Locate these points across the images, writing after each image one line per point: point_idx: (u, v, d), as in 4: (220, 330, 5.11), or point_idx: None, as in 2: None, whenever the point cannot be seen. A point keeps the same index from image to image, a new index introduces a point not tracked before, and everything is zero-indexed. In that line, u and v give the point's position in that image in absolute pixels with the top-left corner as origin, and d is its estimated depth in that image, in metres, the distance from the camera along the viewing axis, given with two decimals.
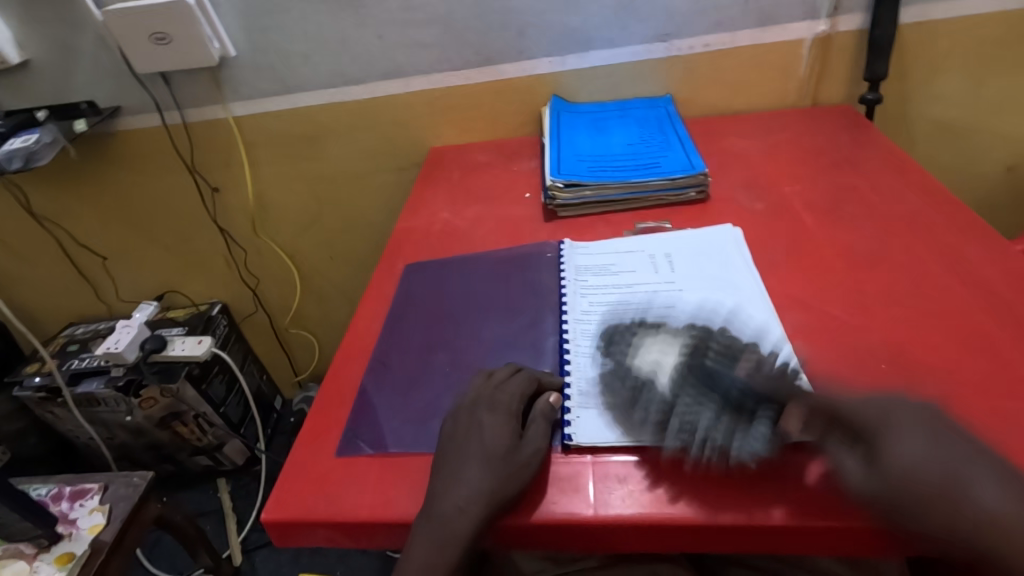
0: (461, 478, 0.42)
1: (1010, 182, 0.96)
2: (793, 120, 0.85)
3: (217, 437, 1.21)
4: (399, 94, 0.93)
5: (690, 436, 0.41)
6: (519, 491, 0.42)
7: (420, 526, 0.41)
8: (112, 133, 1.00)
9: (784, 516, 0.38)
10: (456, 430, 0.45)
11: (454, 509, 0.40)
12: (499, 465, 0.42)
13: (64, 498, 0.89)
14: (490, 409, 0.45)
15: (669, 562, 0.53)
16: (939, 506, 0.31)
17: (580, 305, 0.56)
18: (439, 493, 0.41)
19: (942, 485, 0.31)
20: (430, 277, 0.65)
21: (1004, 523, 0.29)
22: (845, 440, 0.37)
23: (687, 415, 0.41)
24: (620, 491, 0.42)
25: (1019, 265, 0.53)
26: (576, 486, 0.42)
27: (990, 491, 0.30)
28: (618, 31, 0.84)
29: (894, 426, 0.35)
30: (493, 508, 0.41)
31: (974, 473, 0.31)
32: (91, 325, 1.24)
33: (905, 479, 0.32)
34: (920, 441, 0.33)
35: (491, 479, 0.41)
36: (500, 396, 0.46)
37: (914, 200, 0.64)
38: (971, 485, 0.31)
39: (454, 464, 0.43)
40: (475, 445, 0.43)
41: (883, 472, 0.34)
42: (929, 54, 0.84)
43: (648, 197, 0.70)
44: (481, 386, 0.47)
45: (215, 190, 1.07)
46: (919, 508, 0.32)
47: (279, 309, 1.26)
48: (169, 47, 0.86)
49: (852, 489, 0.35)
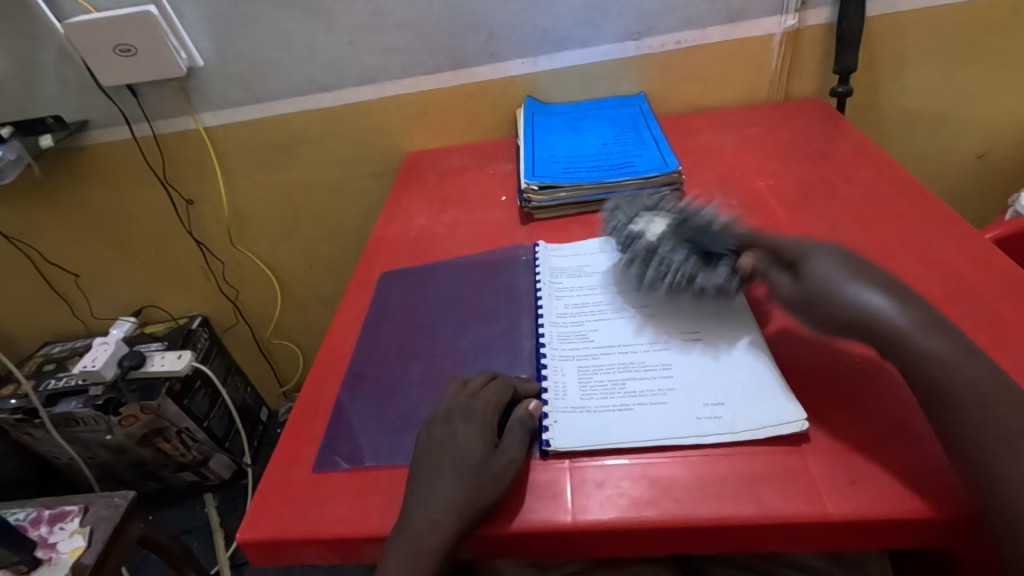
0: (436, 487, 0.41)
1: (981, 170, 0.97)
2: (765, 115, 0.85)
3: (201, 452, 1.20)
4: (372, 100, 0.92)
5: (663, 271, 0.52)
6: (497, 500, 0.41)
7: (394, 536, 0.41)
8: (80, 148, 0.99)
9: (759, 514, 0.38)
10: (430, 438, 0.45)
11: (429, 518, 0.40)
12: (474, 474, 0.42)
13: (43, 522, 0.87)
14: (464, 418, 0.45)
15: (654, 563, 0.53)
16: (837, 299, 0.42)
17: (556, 308, 0.56)
18: (415, 502, 0.41)
19: (836, 291, 0.43)
20: (406, 285, 0.65)
21: (882, 314, 0.41)
22: (781, 265, 0.48)
23: (665, 267, 0.52)
24: (599, 495, 0.41)
25: (987, 253, 0.53)
26: (554, 492, 0.42)
27: (876, 296, 0.42)
28: (589, 30, 0.84)
29: (819, 253, 0.45)
30: (469, 518, 0.40)
31: (864, 284, 0.42)
32: (68, 343, 1.22)
33: (820, 284, 0.44)
34: (840, 264, 0.44)
35: (466, 491, 0.41)
36: (474, 405, 0.46)
37: (885, 191, 0.64)
38: (862, 293, 0.42)
39: (428, 474, 0.42)
40: (449, 456, 0.43)
41: (803, 281, 0.45)
42: (896, 45, 0.85)
43: (623, 196, 0.70)
44: (456, 395, 0.47)
45: (189, 202, 1.05)
46: (826, 303, 0.43)
47: (259, 320, 1.25)
48: (134, 59, 0.85)
49: (784, 299, 0.46)
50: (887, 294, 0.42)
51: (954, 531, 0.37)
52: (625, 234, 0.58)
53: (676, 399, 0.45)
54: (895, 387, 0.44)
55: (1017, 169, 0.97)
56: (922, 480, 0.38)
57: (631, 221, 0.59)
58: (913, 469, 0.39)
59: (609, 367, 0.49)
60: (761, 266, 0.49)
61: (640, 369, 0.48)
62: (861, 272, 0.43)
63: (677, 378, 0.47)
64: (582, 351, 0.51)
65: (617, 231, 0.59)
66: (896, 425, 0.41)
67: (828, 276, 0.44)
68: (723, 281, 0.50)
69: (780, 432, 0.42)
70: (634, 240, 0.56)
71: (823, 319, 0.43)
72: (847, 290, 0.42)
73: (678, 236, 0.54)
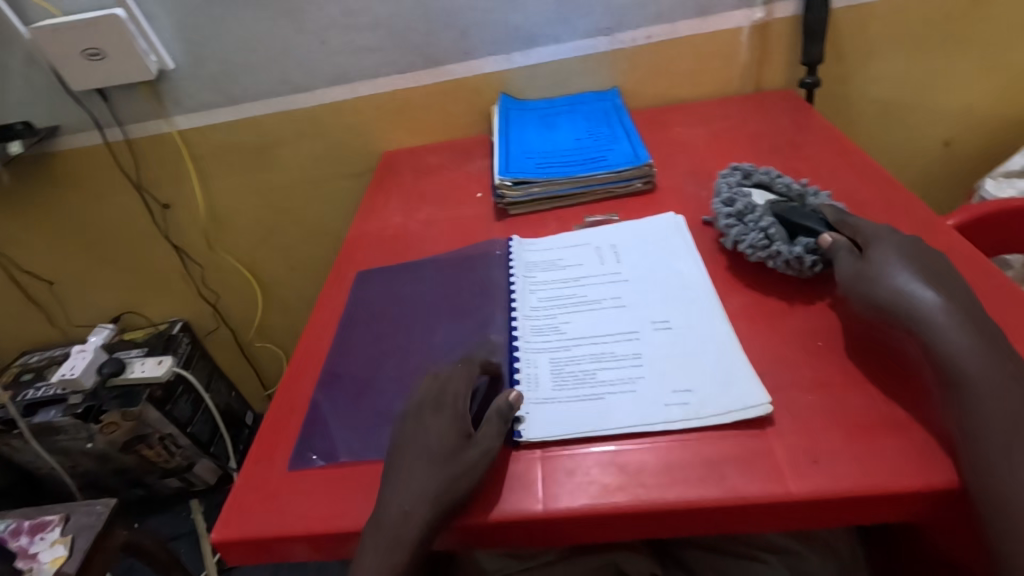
0: (409, 476, 0.42)
1: (948, 157, 1.00)
2: (737, 107, 0.86)
3: (185, 457, 1.19)
4: (346, 100, 0.91)
5: (747, 231, 0.55)
6: (469, 491, 0.42)
7: (367, 529, 0.41)
8: (51, 153, 0.97)
9: (724, 497, 0.39)
10: (403, 429, 0.45)
11: (402, 507, 0.41)
12: (448, 462, 0.42)
13: (24, 533, 0.87)
14: (436, 408, 0.45)
15: (631, 550, 0.54)
16: (888, 291, 0.44)
17: (529, 302, 0.57)
18: (389, 492, 0.42)
19: (890, 287, 0.44)
20: (381, 283, 0.65)
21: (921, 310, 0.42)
22: (853, 250, 0.50)
23: (749, 226, 0.55)
24: (570, 483, 0.42)
25: (947, 239, 0.55)
26: (525, 482, 0.43)
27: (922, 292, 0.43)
28: (560, 26, 0.85)
29: (881, 248, 0.47)
30: (443, 506, 0.41)
31: (912, 280, 0.44)
32: (46, 352, 1.20)
33: (866, 276, 0.46)
34: (898, 261, 0.46)
35: (438, 482, 0.41)
36: (446, 396, 0.46)
37: (851, 179, 0.66)
38: (914, 288, 0.43)
39: (402, 464, 0.43)
40: (420, 447, 0.43)
41: (860, 270, 0.47)
42: (862, 36, 0.86)
43: (596, 190, 0.71)
44: (427, 388, 0.47)
45: (164, 207, 1.05)
46: (872, 286, 0.45)
47: (241, 324, 1.24)
48: (103, 63, 0.84)
49: (840, 274, 0.48)
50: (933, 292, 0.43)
51: (912, 507, 0.38)
52: (732, 190, 0.60)
53: (645, 387, 0.46)
54: (857, 371, 0.45)
55: (982, 156, 0.99)
56: (882, 458, 0.39)
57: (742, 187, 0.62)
58: (872, 448, 0.40)
59: (581, 358, 0.50)
60: (835, 246, 0.51)
61: (610, 359, 0.49)
62: (918, 270, 0.45)
63: (646, 366, 0.48)
64: (555, 343, 0.52)
65: (722, 186, 0.62)
66: (857, 407, 0.42)
67: (887, 260, 0.46)
68: (795, 253, 0.52)
69: (745, 417, 0.43)
70: (734, 198, 0.59)
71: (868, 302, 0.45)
72: (898, 281, 0.44)
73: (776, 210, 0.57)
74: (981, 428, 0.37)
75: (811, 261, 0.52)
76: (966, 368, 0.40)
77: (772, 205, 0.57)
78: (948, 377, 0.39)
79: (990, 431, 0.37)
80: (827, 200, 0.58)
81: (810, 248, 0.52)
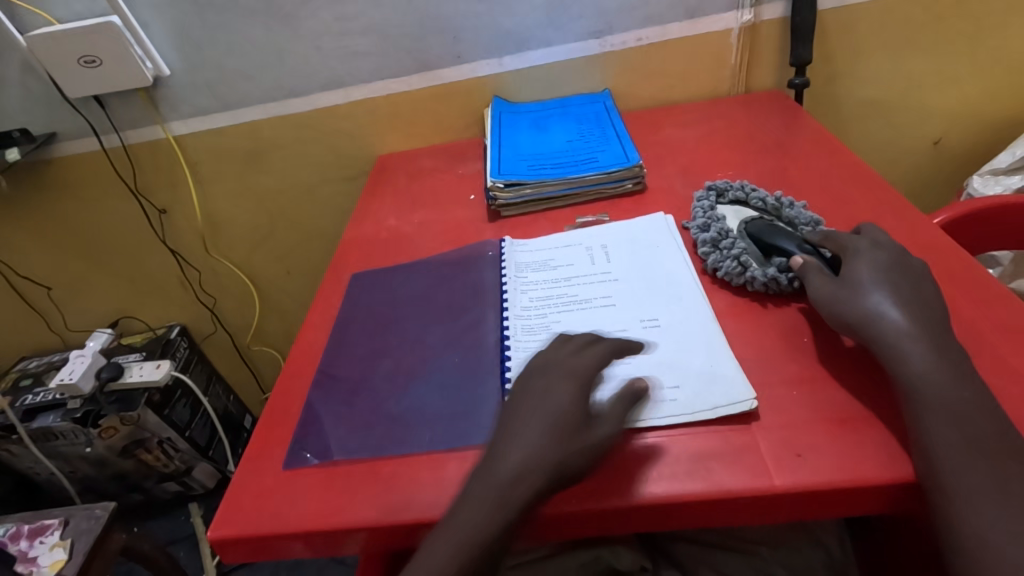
0: (530, 437, 0.41)
1: (937, 156, 1.01)
2: (727, 108, 0.87)
3: (184, 461, 1.20)
4: (340, 105, 0.92)
5: (721, 256, 0.56)
6: (588, 465, 0.40)
7: (467, 486, 0.40)
8: (49, 160, 0.98)
9: (709, 490, 0.40)
10: (525, 391, 0.44)
11: (516, 468, 0.40)
12: (571, 432, 0.41)
13: (24, 537, 0.88)
14: (563, 374, 0.44)
15: (622, 543, 0.55)
16: (855, 315, 0.45)
17: (521, 301, 0.58)
18: (503, 451, 0.41)
19: (859, 310, 0.45)
20: (375, 284, 0.66)
21: (885, 327, 0.43)
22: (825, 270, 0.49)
23: (722, 252, 0.56)
24: (654, 475, 0.42)
25: (930, 235, 0.56)
26: (608, 474, 0.42)
27: (890, 308, 0.44)
28: (551, 30, 0.86)
29: (858, 264, 0.48)
30: (557, 477, 0.39)
31: (880, 296, 0.44)
32: (44, 358, 1.21)
33: (834, 304, 0.46)
34: (874, 280, 0.46)
35: (560, 448, 0.40)
36: (575, 362, 0.45)
37: (838, 178, 0.67)
38: (881, 310, 0.44)
39: (522, 425, 0.42)
40: (542, 407, 0.42)
41: (832, 298, 0.47)
42: (849, 38, 0.88)
43: (587, 191, 0.72)
44: (556, 354, 0.46)
45: (161, 212, 1.05)
46: (844, 309, 0.45)
47: (239, 328, 1.25)
48: (99, 70, 0.85)
49: (813, 298, 0.48)
50: (898, 305, 0.44)
51: (890, 499, 0.39)
52: (705, 214, 0.62)
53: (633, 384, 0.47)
54: (840, 367, 0.46)
55: (971, 155, 1.01)
56: (862, 452, 0.40)
57: (717, 209, 0.63)
58: (853, 442, 0.41)
59: None
60: (806, 267, 0.50)
61: None
62: (891, 289, 0.45)
63: (635, 364, 0.49)
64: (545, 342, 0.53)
65: (698, 211, 0.63)
66: (839, 402, 0.43)
67: (862, 280, 0.46)
68: (767, 275, 0.52)
69: (730, 413, 0.44)
70: (709, 223, 0.60)
71: (839, 320, 0.46)
72: (869, 306, 0.44)
73: (751, 230, 0.57)
74: (958, 420, 0.38)
75: (785, 280, 0.52)
76: (944, 362, 0.40)
77: (746, 227, 0.58)
78: (927, 371, 0.40)
79: (966, 423, 0.38)
80: (806, 212, 0.58)
81: (783, 268, 0.53)
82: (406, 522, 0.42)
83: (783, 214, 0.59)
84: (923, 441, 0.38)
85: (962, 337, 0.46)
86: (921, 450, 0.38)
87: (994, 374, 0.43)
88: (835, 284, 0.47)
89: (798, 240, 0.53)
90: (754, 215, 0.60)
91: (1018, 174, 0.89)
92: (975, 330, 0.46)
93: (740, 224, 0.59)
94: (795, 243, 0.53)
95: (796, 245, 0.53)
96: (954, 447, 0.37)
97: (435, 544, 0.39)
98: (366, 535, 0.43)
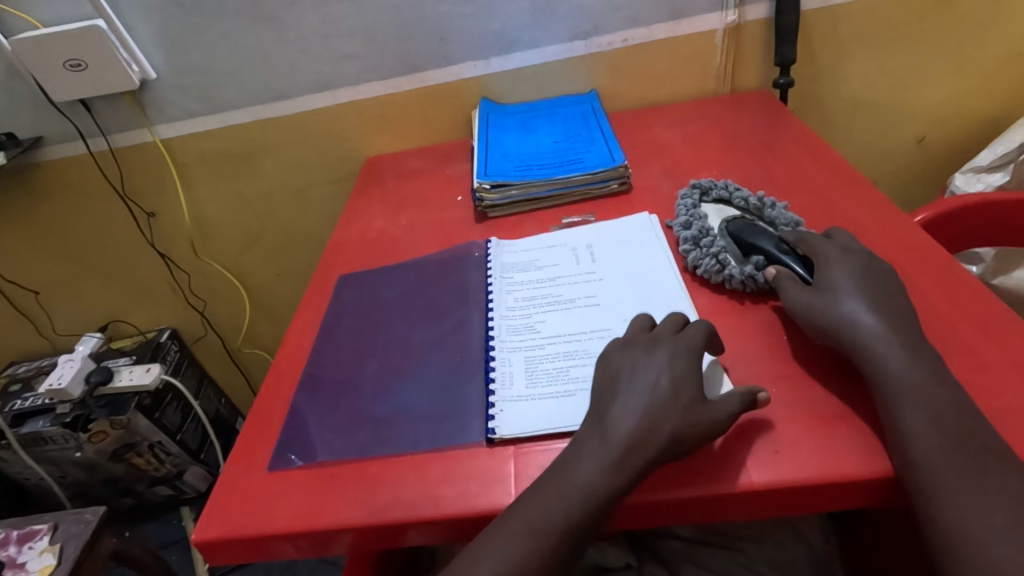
0: (644, 407, 0.42)
1: (921, 154, 1.02)
2: (712, 108, 0.88)
3: (176, 465, 1.20)
4: (328, 107, 0.93)
5: (700, 253, 0.57)
6: (699, 442, 0.41)
7: (577, 447, 0.42)
8: (36, 164, 0.98)
9: (725, 487, 0.40)
10: (633, 364, 0.45)
11: (632, 434, 0.41)
12: (686, 405, 0.42)
13: (13, 542, 0.87)
14: (673, 350, 0.45)
15: (606, 541, 0.57)
16: (831, 320, 0.45)
17: (506, 301, 0.58)
18: (617, 417, 0.42)
19: (833, 316, 0.45)
20: (361, 286, 0.66)
21: (860, 326, 0.44)
22: (800, 279, 0.50)
23: (702, 249, 0.57)
24: (769, 456, 0.41)
25: (909, 233, 0.57)
26: (721, 455, 0.42)
27: (863, 312, 0.45)
28: (537, 31, 0.86)
29: (835, 269, 0.48)
30: (673, 447, 0.40)
31: (854, 302, 0.45)
32: (33, 362, 1.21)
33: (810, 309, 0.47)
34: (849, 286, 0.46)
35: (671, 422, 0.41)
36: (683, 339, 0.46)
37: (820, 177, 0.67)
38: (856, 317, 0.44)
39: (634, 394, 0.43)
40: (648, 383, 0.44)
41: (810, 302, 0.47)
42: (833, 38, 0.88)
43: (573, 192, 0.72)
44: (665, 333, 0.47)
45: (150, 215, 1.05)
46: (822, 313, 0.46)
47: (229, 330, 1.25)
48: (85, 73, 0.85)
49: (788, 302, 0.49)
50: (871, 309, 0.45)
51: (867, 494, 0.40)
52: (689, 211, 0.62)
53: None
54: (818, 365, 0.46)
55: (954, 153, 1.02)
56: (839, 448, 0.41)
57: (700, 207, 0.63)
58: (831, 438, 0.41)
59: (555, 356, 0.51)
60: (780, 275, 0.51)
61: (583, 356, 0.50)
62: (866, 294, 0.46)
63: None
64: (530, 342, 0.53)
65: (681, 208, 0.64)
66: (817, 400, 0.44)
67: (838, 286, 0.47)
68: (742, 276, 0.53)
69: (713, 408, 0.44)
70: (690, 221, 0.61)
71: (814, 324, 0.46)
72: (844, 312, 0.45)
73: (733, 229, 0.58)
74: (931, 416, 0.39)
75: (758, 282, 0.53)
76: (917, 360, 0.41)
77: (728, 226, 0.58)
78: (901, 369, 0.41)
79: (938, 419, 0.39)
80: (788, 214, 0.59)
81: (760, 265, 0.53)
82: (391, 521, 0.42)
83: (764, 214, 0.60)
84: (898, 436, 0.39)
85: (937, 333, 0.46)
86: (895, 446, 0.39)
87: (968, 370, 0.43)
88: (811, 290, 0.48)
89: (776, 243, 0.54)
90: (737, 215, 0.60)
91: (999, 172, 0.90)
92: (950, 326, 0.47)
93: (722, 223, 0.60)
94: (772, 243, 0.54)
95: (773, 245, 0.53)
96: (928, 442, 0.38)
97: (541, 495, 0.40)
98: (353, 536, 0.43)
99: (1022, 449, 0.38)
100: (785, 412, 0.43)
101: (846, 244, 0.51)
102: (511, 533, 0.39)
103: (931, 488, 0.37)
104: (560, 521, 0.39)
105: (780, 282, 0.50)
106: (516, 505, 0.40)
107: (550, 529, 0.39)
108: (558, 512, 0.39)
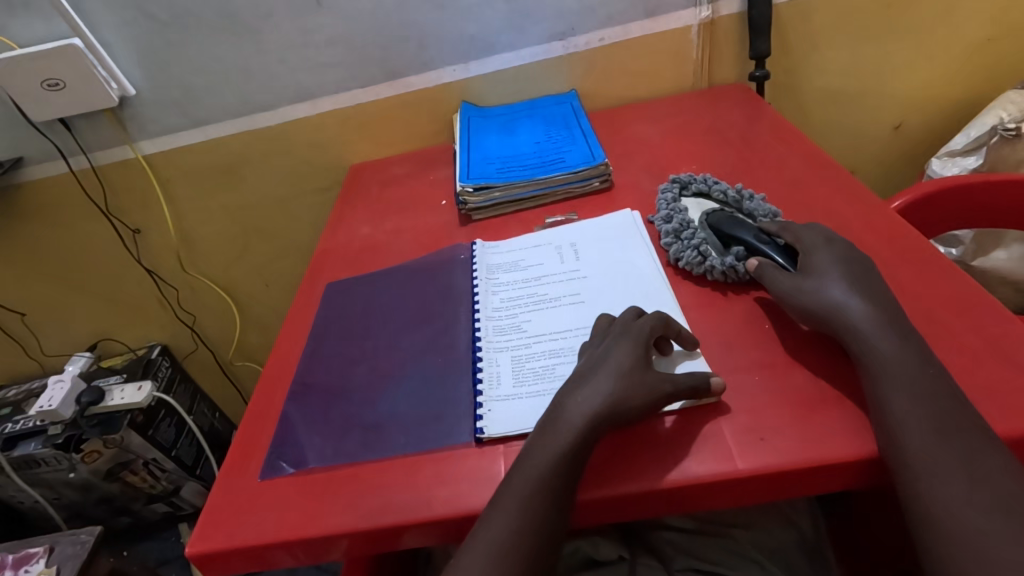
0: (595, 392, 0.44)
1: (899, 140, 1.03)
2: (691, 103, 0.89)
3: (172, 481, 1.19)
4: (310, 116, 0.93)
5: (682, 246, 0.57)
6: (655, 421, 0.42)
7: (535, 436, 0.43)
8: (17, 185, 0.98)
9: (699, 475, 0.41)
10: (590, 357, 0.47)
11: (580, 415, 0.43)
12: (633, 388, 0.44)
13: (8, 567, 0.86)
14: (619, 339, 0.47)
15: (603, 534, 0.57)
16: (813, 306, 0.46)
17: (493, 302, 0.59)
18: (572, 402, 0.44)
19: (814, 300, 0.46)
20: (351, 293, 0.66)
21: (840, 311, 0.45)
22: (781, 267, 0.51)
23: (684, 242, 0.57)
24: (751, 444, 0.42)
25: (886, 219, 0.58)
26: (695, 445, 0.43)
27: (845, 296, 0.45)
28: (514, 34, 0.87)
29: (816, 256, 0.49)
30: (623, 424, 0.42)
31: (835, 286, 0.46)
32: (24, 385, 1.20)
33: (792, 295, 0.47)
34: (831, 271, 0.47)
35: (621, 401, 0.43)
36: (634, 328, 0.48)
37: (798, 167, 0.68)
38: (837, 301, 0.45)
39: (583, 381, 0.45)
40: (600, 369, 0.45)
41: (795, 287, 0.48)
42: (806, 29, 0.90)
43: (556, 191, 0.73)
44: (616, 326, 0.49)
45: (135, 232, 1.05)
46: (804, 298, 0.47)
47: (220, 344, 1.24)
48: (63, 92, 0.85)
49: (773, 289, 0.49)
50: (851, 292, 0.45)
51: (853, 476, 0.41)
52: (671, 205, 0.63)
53: None
54: (801, 353, 0.47)
55: (930, 137, 1.03)
56: (825, 432, 0.41)
57: (681, 201, 0.64)
58: (817, 424, 0.42)
59: (541, 354, 0.52)
60: (760, 265, 0.51)
61: (568, 354, 0.51)
62: (846, 279, 0.46)
63: None
64: (515, 342, 0.54)
65: (662, 202, 0.65)
66: (801, 386, 0.45)
67: (820, 272, 0.48)
68: (723, 267, 0.54)
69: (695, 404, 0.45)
70: (671, 214, 0.62)
71: (800, 310, 0.47)
72: (827, 298, 0.46)
73: (713, 221, 0.59)
74: (913, 395, 0.39)
75: (739, 272, 0.54)
76: (894, 342, 0.42)
77: (708, 218, 0.59)
78: (879, 354, 0.42)
79: (918, 398, 0.39)
80: (766, 205, 0.60)
81: (740, 257, 0.54)
82: (386, 525, 0.42)
83: (744, 205, 0.60)
84: (882, 418, 0.40)
85: (913, 315, 0.47)
86: (879, 426, 0.40)
87: (945, 351, 0.44)
88: (795, 276, 0.49)
89: (755, 232, 0.55)
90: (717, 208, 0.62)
91: (973, 156, 0.92)
92: (927, 308, 0.48)
93: (702, 217, 0.61)
94: (752, 234, 0.55)
95: (753, 236, 0.54)
96: (908, 423, 0.39)
97: (516, 487, 0.41)
98: (349, 541, 0.43)
99: (999, 424, 0.39)
100: (771, 398, 0.44)
101: (828, 233, 0.52)
102: (489, 526, 0.40)
103: (914, 468, 0.38)
104: (538, 512, 0.40)
105: (761, 272, 0.51)
106: (495, 498, 0.41)
107: (533, 523, 0.40)
108: (535, 501, 0.40)
